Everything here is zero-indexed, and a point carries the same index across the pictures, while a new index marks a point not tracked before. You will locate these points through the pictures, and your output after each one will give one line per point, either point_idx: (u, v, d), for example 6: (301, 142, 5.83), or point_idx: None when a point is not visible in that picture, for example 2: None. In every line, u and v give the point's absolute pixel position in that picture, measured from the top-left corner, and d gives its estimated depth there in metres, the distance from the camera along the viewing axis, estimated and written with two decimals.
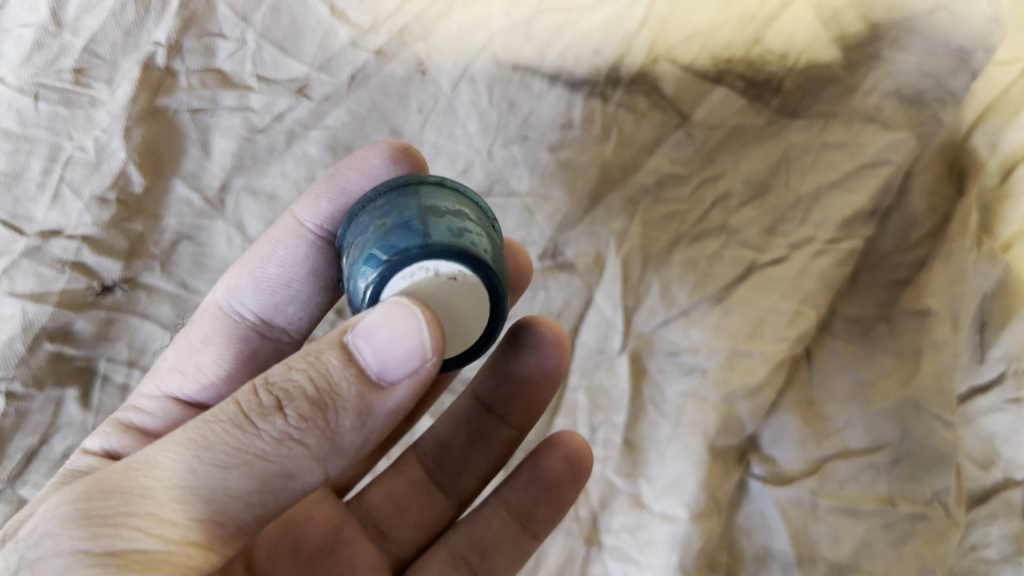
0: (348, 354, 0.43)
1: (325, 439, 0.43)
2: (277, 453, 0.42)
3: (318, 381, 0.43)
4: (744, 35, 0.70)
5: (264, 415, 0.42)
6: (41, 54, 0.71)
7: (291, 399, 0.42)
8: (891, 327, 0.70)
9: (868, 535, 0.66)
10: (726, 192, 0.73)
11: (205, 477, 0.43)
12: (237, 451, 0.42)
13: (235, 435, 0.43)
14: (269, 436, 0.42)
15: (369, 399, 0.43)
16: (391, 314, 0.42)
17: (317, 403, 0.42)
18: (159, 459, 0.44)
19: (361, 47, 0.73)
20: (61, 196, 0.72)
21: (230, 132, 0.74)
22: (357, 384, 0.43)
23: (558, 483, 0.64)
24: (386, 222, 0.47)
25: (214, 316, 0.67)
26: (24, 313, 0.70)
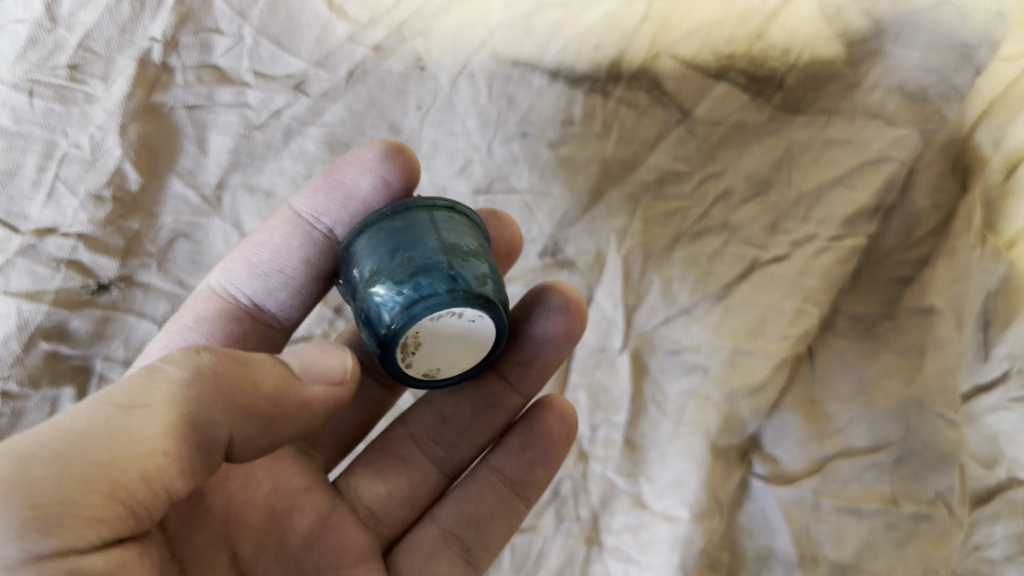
0: (280, 362, 0.48)
1: (255, 417, 0.46)
2: (209, 410, 0.43)
3: (243, 357, 0.46)
4: (745, 30, 0.69)
5: (217, 385, 0.44)
6: (35, 50, 0.70)
7: (242, 375, 0.45)
8: (893, 325, 0.70)
9: (871, 535, 0.66)
10: (727, 189, 0.73)
11: (149, 433, 0.42)
12: (177, 404, 0.43)
13: (189, 401, 0.43)
14: (216, 405, 0.44)
15: (287, 381, 0.47)
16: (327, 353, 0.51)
17: (245, 375, 0.45)
18: (118, 419, 0.42)
19: (359, 43, 0.72)
20: (56, 193, 0.71)
21: (227, 128, 0.74)
22: (275, 367, 0.47)
23: (552, 441, 0.62)
24: (407, 256, 0.48)
25: (205, 300, 0.64)
26: (20, 312, 0.69)
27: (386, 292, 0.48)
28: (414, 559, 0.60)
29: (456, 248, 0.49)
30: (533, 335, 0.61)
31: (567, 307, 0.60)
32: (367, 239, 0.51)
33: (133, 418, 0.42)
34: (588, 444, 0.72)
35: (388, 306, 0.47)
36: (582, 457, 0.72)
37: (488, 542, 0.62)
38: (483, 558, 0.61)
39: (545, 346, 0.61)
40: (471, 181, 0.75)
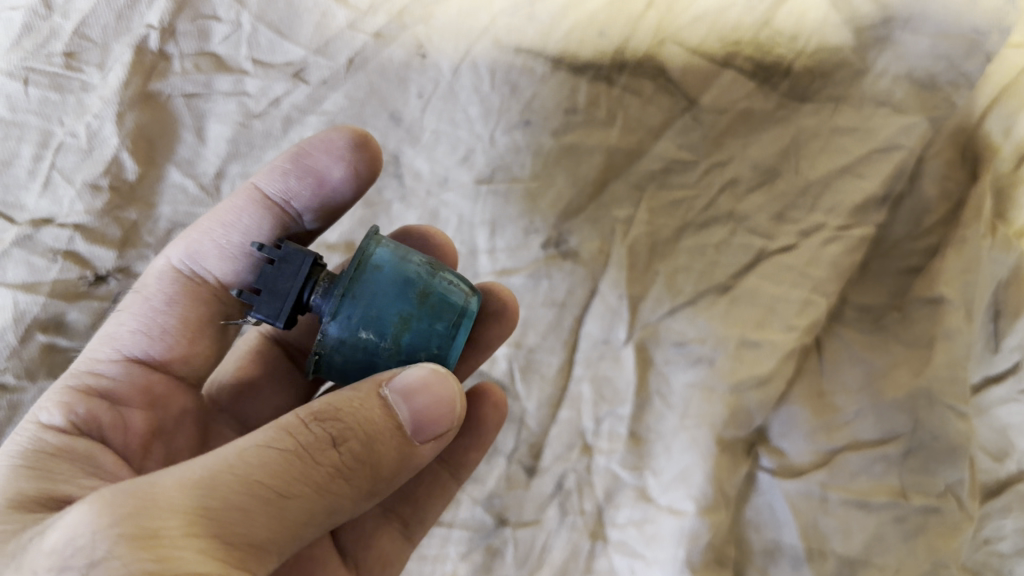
0: (387, 408, 0.44)
1: (366, 480, 0.43)
2: (330, 491, 0.41)
3: (367, 426, 0.43)
4: (752, 17, 0.70)
5: (320, 451, 0.41)
6: (30, 38, 0.70)
7: (345, 439, 0.42)
8: (902, 315, 0.68)
9: (880, 529, 0.65)
10: (734, 178, 0.72)
11: (276, 514, 0.39)
12: (301, 482, 0.40)
13: (293, 465, 0.40)
14: (324, 470, 0.41)
15: (402, 451, 0.44)
16: (454, 387, 0.46)
17: (365, 452, 0.43)
18: (219, 480, 0.39)
19: (359, 30, 0.72)
20: (52, 183, 0.71)
21: (225, 117, 0.73)
22: (395, 437, 0.44)
23: (482, 423, 0.64)
24: (422, 295, 0.48)
25: (169, 279, 0.62)
26: (15, 303, 0.68)
27: (430, 331, 0.48)
28: (356, 534, 0.61)
29: (433, 266, 0.51)
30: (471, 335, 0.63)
31: (501, 311, 0.63)
32: (363, 291, 0.47)
33: (255, 493, 0.39)
34: (592, 437, 0.71)
35: (445, 330, 0.49)
36: (586, 450, 0.71)
37: (424, 519, 0.64)
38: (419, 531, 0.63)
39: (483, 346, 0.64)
40: (473, 170, 0.74)
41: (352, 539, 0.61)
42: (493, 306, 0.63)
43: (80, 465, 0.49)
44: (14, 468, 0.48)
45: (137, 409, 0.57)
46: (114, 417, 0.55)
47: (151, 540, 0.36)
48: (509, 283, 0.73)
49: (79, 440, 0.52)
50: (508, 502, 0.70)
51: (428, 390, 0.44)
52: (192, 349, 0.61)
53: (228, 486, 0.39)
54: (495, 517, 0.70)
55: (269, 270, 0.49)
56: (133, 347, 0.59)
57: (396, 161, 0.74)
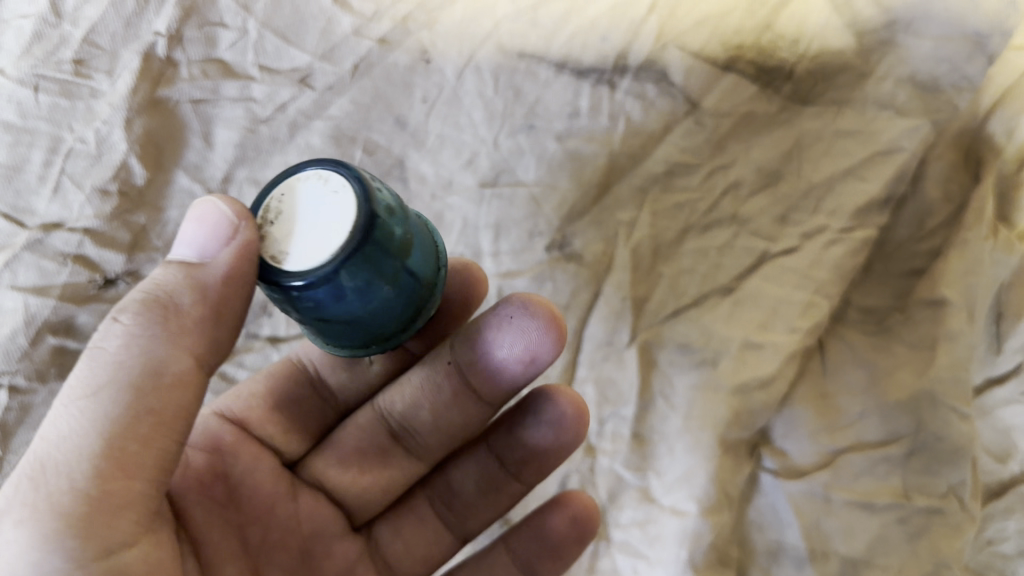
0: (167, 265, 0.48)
1: (173, 325, 0.45)
2: (161, 350, 0.45)
3: (147, 287, 0.47)
4: (753, 21, 0.72)
5: (100, 336, 0.45)
6: (41, 45, 0.72)
7: (122, 310, 0.46)
8: (905, 317, 0.69)
9: (884, 530, 0.65)
10: (737, 180, 0.72)
11: (112, 401, 0.43)
12: (108, 372, 0.44)
13: (85, 362, 0.45)
14: (111, 344, 0.45)
15: (195, 288, 0.46)
16: (209, 203, 0.47)
17: (146, 308, 0.45)
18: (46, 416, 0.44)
19: (364, 36, 0.74)
20: (61, 188, 0.71)
21: (233, 122, 0.73)
22: (178, 279, 0.46)
23: (562, 547, 0.63)
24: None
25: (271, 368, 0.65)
26: (26, 305, 0.68)
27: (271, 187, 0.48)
28: None
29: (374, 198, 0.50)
30: (529, 441, 0.62)
31: (562, 421, 0.61)
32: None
33: (61, 407, 0.44)
34: (596, 438, 0.71)
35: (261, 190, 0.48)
36: (590, 451, 0.71)
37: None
38: None
39: (544, 454, 0.62)
40: (477, 173, 0.73)
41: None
42: (552, 414, 0.61)
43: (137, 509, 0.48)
44: None
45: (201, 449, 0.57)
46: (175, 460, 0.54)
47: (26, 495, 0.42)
48: (514, 285, 0.73)
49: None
50: None
51: (192, 217, 0.48)
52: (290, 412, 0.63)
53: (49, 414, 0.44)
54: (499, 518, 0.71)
55: None
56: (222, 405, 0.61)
57: (401, 165, 0.74)
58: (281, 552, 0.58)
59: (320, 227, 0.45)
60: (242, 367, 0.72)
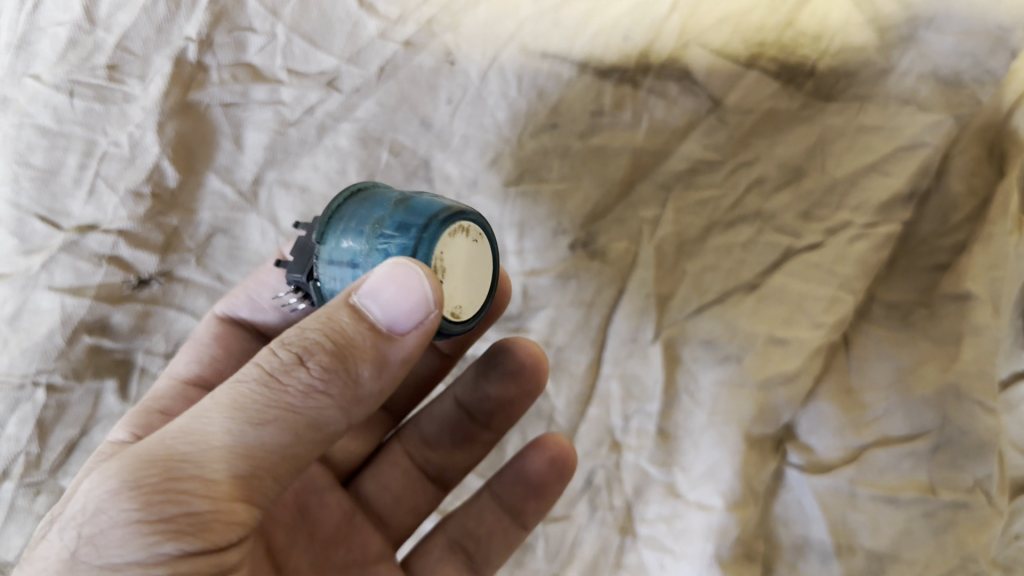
0: (358, 313, 0.46)
1: (347, 390, 0.46)
2: (304, 404, 0.45)
3: (335, 336, 0.45)
4: (775, 18, 0.70)
5: (289, 372, 0.45)
6: (76, 51, 0.73)
7: (310, 354, 0.45)
8: (931, 312, 0.69)
9: (908, 524, 0.65)
10: (761, 177, 0.72)
11: (236, 433, 0.45)
12: (268, 407, 0.45)
13: (263, 393, 0.45)
14: (296, 390, 0.45)
15: (379, 348, 0.46)
16: (416, 275, 0.43)
17: (336, 361, 0.45)
18: (192, 428, 0.45)
19: (389, 39, 0.74)
20: (96, 191, 0.73)
21: (263, 125, 0.75)
22: (369, 337, 0.46)
23: (542, 484, 0.67)
24: (399, 201, 0.49)
25: (213, 324, 0.69)
26: (63, 306, 0.71)
27: (414, 219, 0.47)
28: (426, 560, 0.68)
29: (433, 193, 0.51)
30: (491, 392, 0.68)
31: (520, 371, 0.67)
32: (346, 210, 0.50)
33: (228, 433, 0.45)
34: (621, 434, 0.72)
35: (415, 232, 0.46)
36: (615, 446, 0.72)
37: (490, 558, 0.68)
38: (484, 569, 0.68)
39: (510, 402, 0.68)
40: (502, 173, 0.74)
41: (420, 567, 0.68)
42: (511, 365, 0.66)
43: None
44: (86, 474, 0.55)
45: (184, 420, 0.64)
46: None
47: (134, 489, 0.44)
48: (538, 283, 0.75)
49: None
50: None
51: (385, 279, 0.44)
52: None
53: (199, 428, 0.45)
54: None
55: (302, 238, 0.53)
56: (192, 371, 0.67)
57: (427, 165, 0.75)
58: (281, 508, 0.64)
59: (473, 292, 0.50)
60: None
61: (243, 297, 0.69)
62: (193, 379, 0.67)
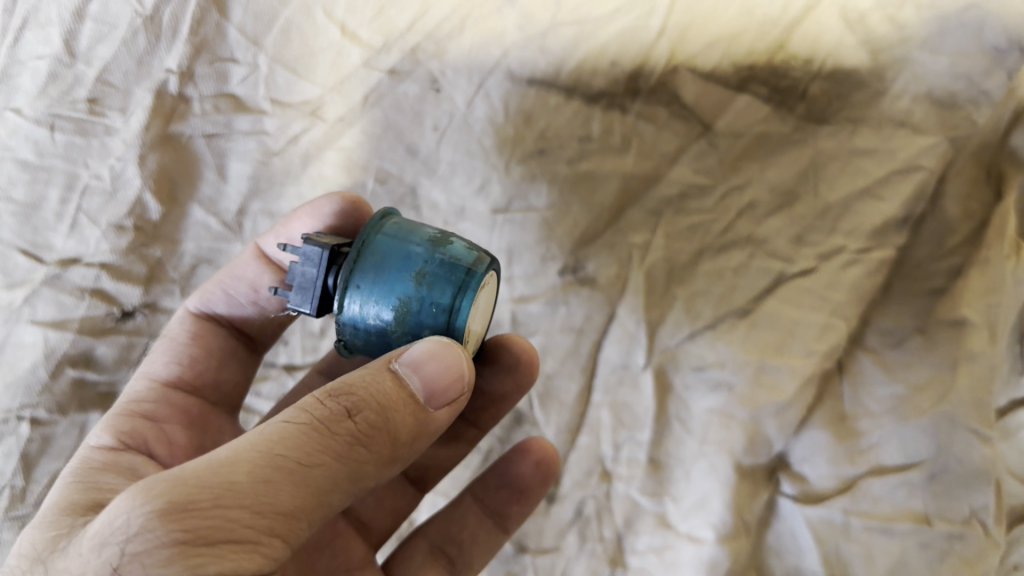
0: (399, 380, 0.46)
1: (387, 450, 0.45)
2: (351, 456, 0.43)
3: (382, 398, 0.45)
4: (765, 42, 0.68)
5: (338, 420, 0.44)
6: (56, 85, 0.72)
7: (361, 409, 0.44)
8: (926, 339, 0.67)
9: (904, 554, 0.64)
10: (752, 202, 0.71)
11: (287, 469, 0.42)
12: (321, 452, 0.43)
13: (312, 436, 0.43)
14: (343, 440, 0.43)
15: (419, 418, 0.46)
16: (456, 353, 0.46)
17: (381, 420, 0.45)
18: (241, 456, 0.42)
19: (374, 67, 0.73)
20: (78, 224, 0.73)
21: (247, 155, 0.74)
22: (410, 405, 0.46)
23: (526, 486, 0.67)
24: (420, 273, 0.49)
25: (190, 324, 0.67)
26: (46, 340, 0.71)
27: (443, 295, 0.48)
28: (408, 564, 0.67)
29: (437, 240, 0.51)
30: (485, 389, 0.67)
31: (515, 366, 0.65)
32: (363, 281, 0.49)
33: (279, 466, 0.42)
34: (612, 463, 0.72)
35: (449, 300, 0.48)
36: (605, 476, 0.71)
37: (472, 562, 0.67)
38: (466, 574, 0.67)
39: (501, 396, 0.67)
40: (489, 200, 0.74)
41: (401, 571, 0.66)
42: (506, 361, 0.64)
43: (123, 475, 0.54)
44: (65, 484, 0.52)
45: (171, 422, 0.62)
46: (156, 435, 0.60)
47: (186, 512, 0.40)
48: (527, 310, 0.74)
49: (122, 455, 0.56)
50: (528, 529, 0.72)
51: (431, 361, 0.46)
52: (223, 371, 0.68)
53: (250, 458, 0.42)
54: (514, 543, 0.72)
55: (294, 266, 0.52)
56: (172, 373, 0.65)
57: (413, 193, 0.75)
58: None
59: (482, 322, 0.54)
60: (259, 396, 0.74)
61: (221, 295, 0.67)
62: (172, 382, 0.65)
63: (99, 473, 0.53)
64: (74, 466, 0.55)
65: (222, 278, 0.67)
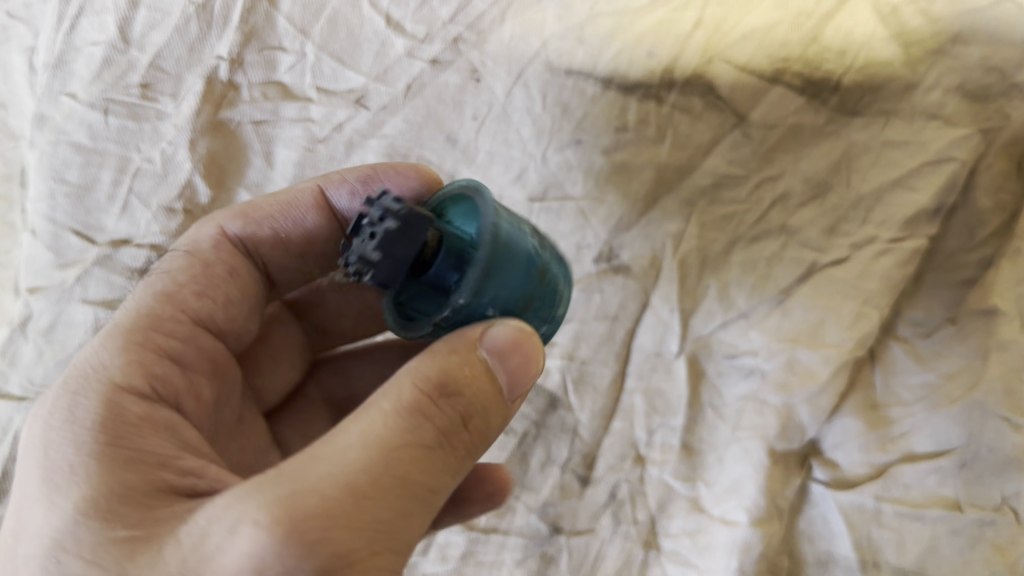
0: (493, 366, 0.47)
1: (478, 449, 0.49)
2: (459, 468, 0.47)
3: (479, 402, 0.47)
4: (799, 34, 0.68)
5: (451, 435, 0.46)
6: (111, 70, 0.75)
7: (472, 418, 0.47)
8: (957, 330, 0.68)
9: (934, 541, 0.65)
10: (785, 193, 0.71)
11: (420, 500, 0.45)
12: (443, 470, 0.46)
13: (437, 459, 0.45)
14: (457, 455, 0.46)
15: (504, 416, 0.49)
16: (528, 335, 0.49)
17: (482, 426, 0.48)
18: (381, 487, 0.43)
19: (416, 57, 0.75)
20: (130, 206, 0.74)
21: (292, 142, 0.76)
22: (497, 403, 0.48)
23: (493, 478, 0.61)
24: (541, 271, 0.51)
25: (223, 252, 0.62)
26: (96, 318, 0.72)
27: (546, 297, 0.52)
28: None
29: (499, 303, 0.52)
30: None
31: None
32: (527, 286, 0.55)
33: (412, 494, 0.44)
34: (645, 448, 0.72)
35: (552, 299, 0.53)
36: (639, 460, 0.72)
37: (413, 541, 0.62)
38: None
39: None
40: (526, 188, 0.75)
41: None
42: None
43: (167, 436, 0.50)
44: (90, 443, 0.48)
45: (201, 371, 0.57)
46: (185, 383, 0.55)
47: (352, 562, 0.41)
48: None
49: (156, 406, 0.52)
50: (562, 511, 0.72)
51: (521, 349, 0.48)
52: (249, 319, 0.62)
53: (388, 487, 0.43)
54: (549, 525, 0.72)
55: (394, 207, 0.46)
56: (206, 310, 0.59)
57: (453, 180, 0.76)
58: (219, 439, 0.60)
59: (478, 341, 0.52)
60: None
61: (270, 235, 0.64)
62: (203, 319, 0.59)
63: (136, 432, 0.49)
64: (102, 416, 0.49)
65: (275, 216, 0.64)
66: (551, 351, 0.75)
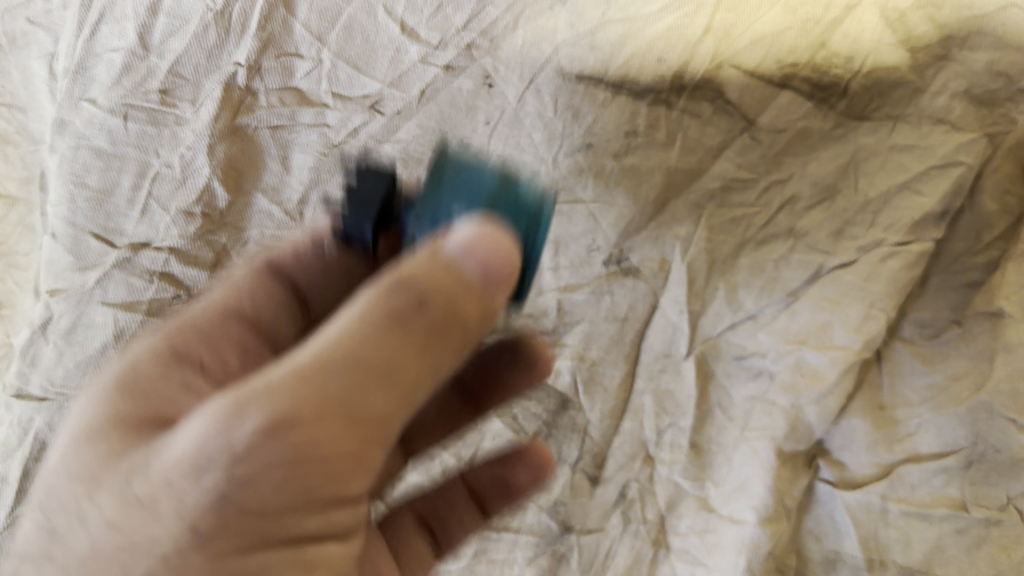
0: (454, 261, 0.46)
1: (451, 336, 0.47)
2: (418, 352, 0.45)
3: (439, 295, 0.46)
4: (809, 39, 0.68)
5: (403, 321, 0.45)
6: (129, 77, 0.77)
7: (429, 299, 0.45)
8: (964, 331, 0.69)
9: (941, 540, 0.66)
10: (793, 196, 0.72)
11: (364, 393, 0.44)
12: (395, 349, 0.44)
13: (385, 351, 0.44)
14: (411, 349, 0.45)
15: (477, 300, 0.47)
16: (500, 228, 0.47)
17: (446, 306, 0.46)
18: (324, 355, 0.43)
19: (431, 63, 0.77)
20: (149, 211, 0.75)
21: (308, 148, 0.77)
22: (467, 289, 0.46)
23: None
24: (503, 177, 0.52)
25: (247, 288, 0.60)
26: (116, 321, 0.73)
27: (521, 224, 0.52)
28: None
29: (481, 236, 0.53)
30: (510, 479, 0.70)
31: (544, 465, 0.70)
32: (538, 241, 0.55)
33: (357, 376, 0.43)
34: (655, 448, 0.73)
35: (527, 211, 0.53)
36: (649, 460, 0.73)
37: None
38: None
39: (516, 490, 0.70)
40: None
41: None
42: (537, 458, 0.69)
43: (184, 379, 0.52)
44: (127, 372, 0.51)
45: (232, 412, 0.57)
46: (224, 342, 0.56)
47: (286, 431, 0.41)
48: (573, 299, 0.75)
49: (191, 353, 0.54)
50: (573, 510, 0.73)
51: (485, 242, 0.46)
52: None
53: (332, 361, 0.43)
54: (561, 524, 0.73)
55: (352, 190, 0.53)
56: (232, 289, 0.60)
57: None
58: None
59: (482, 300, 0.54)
60: None
61: None
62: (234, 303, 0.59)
63: (159, 381, 0.51)
64: (133, 364, 0.52)
65: None
66: (562, 353, 0.75)
